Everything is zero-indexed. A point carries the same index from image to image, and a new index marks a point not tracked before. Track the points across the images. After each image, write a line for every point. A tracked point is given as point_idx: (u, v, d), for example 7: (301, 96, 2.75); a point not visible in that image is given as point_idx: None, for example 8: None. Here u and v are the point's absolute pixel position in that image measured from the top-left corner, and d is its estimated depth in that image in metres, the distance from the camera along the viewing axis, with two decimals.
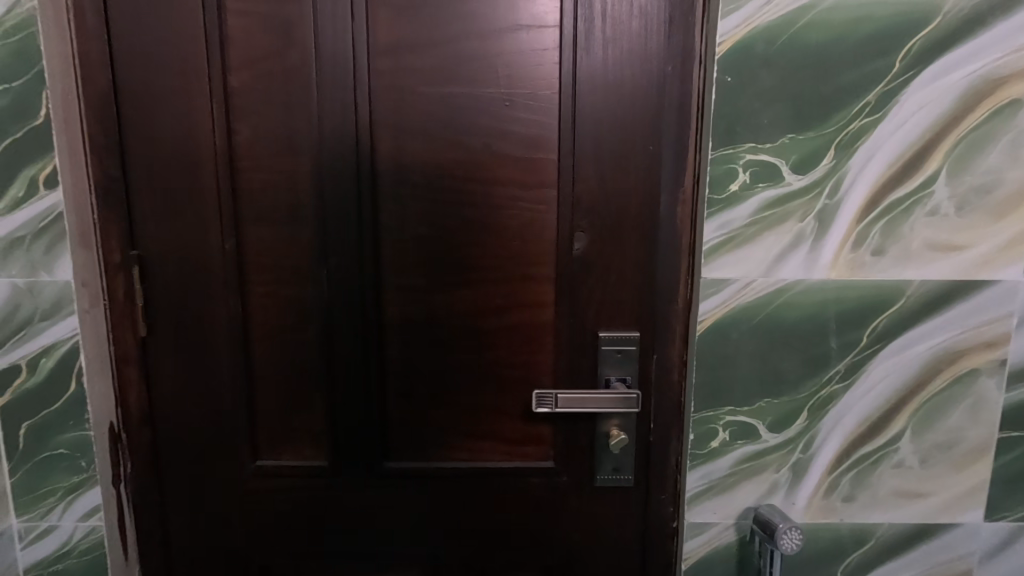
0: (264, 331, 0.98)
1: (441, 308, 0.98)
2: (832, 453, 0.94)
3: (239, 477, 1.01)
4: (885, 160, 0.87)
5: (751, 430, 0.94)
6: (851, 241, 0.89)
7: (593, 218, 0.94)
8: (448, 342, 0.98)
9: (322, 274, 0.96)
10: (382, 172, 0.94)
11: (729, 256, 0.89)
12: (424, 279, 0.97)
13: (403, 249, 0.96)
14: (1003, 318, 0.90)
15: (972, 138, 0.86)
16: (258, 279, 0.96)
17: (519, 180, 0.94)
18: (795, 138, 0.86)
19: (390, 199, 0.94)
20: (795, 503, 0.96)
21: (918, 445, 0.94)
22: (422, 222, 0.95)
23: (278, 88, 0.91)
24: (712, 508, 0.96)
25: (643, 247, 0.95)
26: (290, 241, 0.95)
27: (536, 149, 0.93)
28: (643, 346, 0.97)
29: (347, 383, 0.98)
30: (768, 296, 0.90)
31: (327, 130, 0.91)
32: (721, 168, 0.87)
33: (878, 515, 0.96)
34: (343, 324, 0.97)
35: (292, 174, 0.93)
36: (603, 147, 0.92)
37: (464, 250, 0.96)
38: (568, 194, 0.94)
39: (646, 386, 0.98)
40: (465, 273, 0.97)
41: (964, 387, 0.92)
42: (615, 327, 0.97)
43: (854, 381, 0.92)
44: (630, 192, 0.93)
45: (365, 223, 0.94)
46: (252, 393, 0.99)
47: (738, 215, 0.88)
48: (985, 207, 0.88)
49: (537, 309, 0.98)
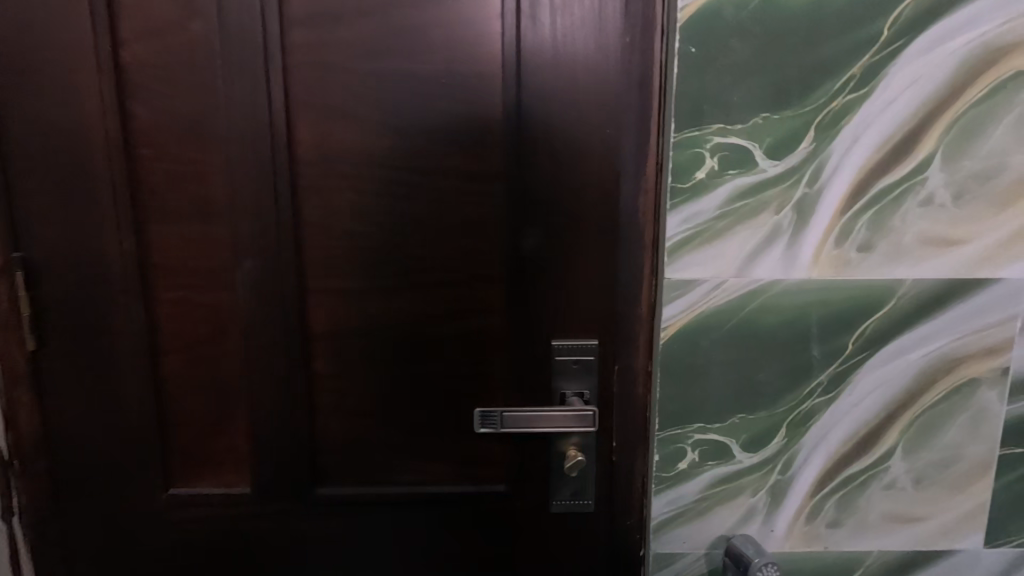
0: (173, 343, 0.86)
1: (376, 315, 0.86)
2: (814, 475, 0.84)
3: (149, 508, 0.90)
4: (872, 143, 0.76)
5: (723, 450, 0.84)
6: (834, 236, 0.78)
7: (544, 212, 0.83)
8: (384, 353, 0.87)
9: (237, 278, 0.84)
10: (303, 161, 0.82)
11: (695, 255, 0.78)
12: (355, 283, 0.85)
13: (330, 249, 0.84)
14: (1005, 322, 0.80)
15: (970, 118, 0.75)
16: (164, 284, 0.85)
17: (460, 169, 0.83)
18: (769, 118, 0.75)
19: (313, 193, 0.83)
20: (773, 531, 0.86)
21: (911, 464, 0.84)
22: (351, 218, 0.84)
23: (178, 64, 0.79)
24: (681, 536, 0.86)
25: (603, 245, 0.83)
26: (199, 241, 0.84)
27: (478, 134, 0.82)
28: (602, 357, 0.86)
29: (270, 401, 0.87)
30: (740, 299, 0.80)
31: (236, 113, 0.80)
32: (686, 154, 0.76)
33: (867, 542, 0.86)
34: (262, 335, 0.85)
35: (200, 164, 0.82)
36: (554, 131, 0.81)
37: (399, 250, 0.84)
38: (515, 185, 0.82)
39: (607, 401, 0.87)
40: (400, 276, 0.85)
41: (962, 400, 0.82)
42: (572, 335, 0.86)
43: (839, 394, 0.82)
44: (586, 182, 0.82)
45: (285, 220, 0.83)
46: (163, 413, 0.88)
47: (706, 207, 0.77)
48: (985, 196, 0.77)
49: (485, 316, 0.86)
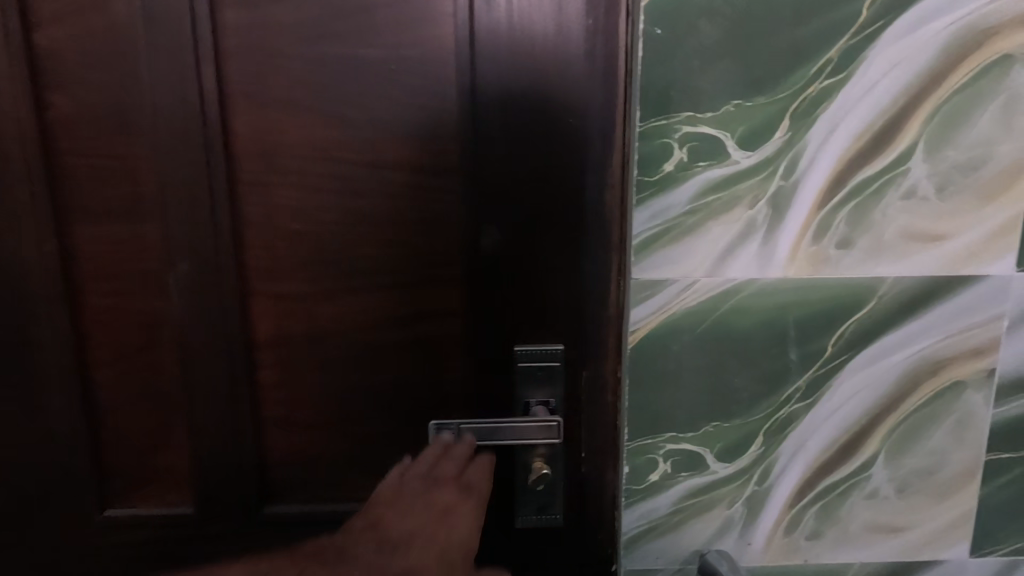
0: (104, 353, 0.80)
1: (325, 320, 0.80)
2: (792, 485, 0.79)
3: (85, 529, 0.84)
4: (851, 132, 0.71)
5: (697, 460, 0.79)
6: (812, 232, 0.73)
7: (503, 208, 0.75)
8: (335, 362, 0.81)
9: (172, 283, 0.77)
10: (240, 154, 0.75)
11: (664, 253, 0.74)
12: (301, 286, 0.79)
13: (273, 250, 0.78)
14: (991, 321, 0.75)
15: (955, 105, 0.71)
16: (91, 290, 0.78)
17: (412, 163, 0.76)
18: (742, 105, 0.70)
19: (254, 189, 0.76)
20: (751, 544, 0.81)
21: (894, 471, 0.79)
22: (295, 216, 0.77)
23: (99, 49, 0.72)
24: (654, 551, 0.81)
25: (568, 245, 0.76)
26: (129, 242, 0.77)
27: (431, 124, 0.75)
28: (568, 365, 0.79)
29: (211, 414, 0.81)
30: (712, 300, 0.75)
31: (165, 103, 0.73)
32: (652, 145, 0.71)
33: (849, 554, 0.81)
34: (201, 344, 0.79)
35: (127, 159, 0.75)
36: (512, 119, 0.73)
37: (349, 250, 0.78)
38: (471, 179, 0.75)
39: (575, 411, 0.81)
40: (350, 279, 0.78)
41: (947, 404, 0.78)
42: (535, 339, 0.79)
43: (817, 399, 0.77)
44: (548, 176, 0.74)
45: (222, 219, 0.76)
46: (96, 431, 0.81)
47: (674, 202, 0.72)
48: (971, 188, 0.72)
49: (442, 320, 0.80)
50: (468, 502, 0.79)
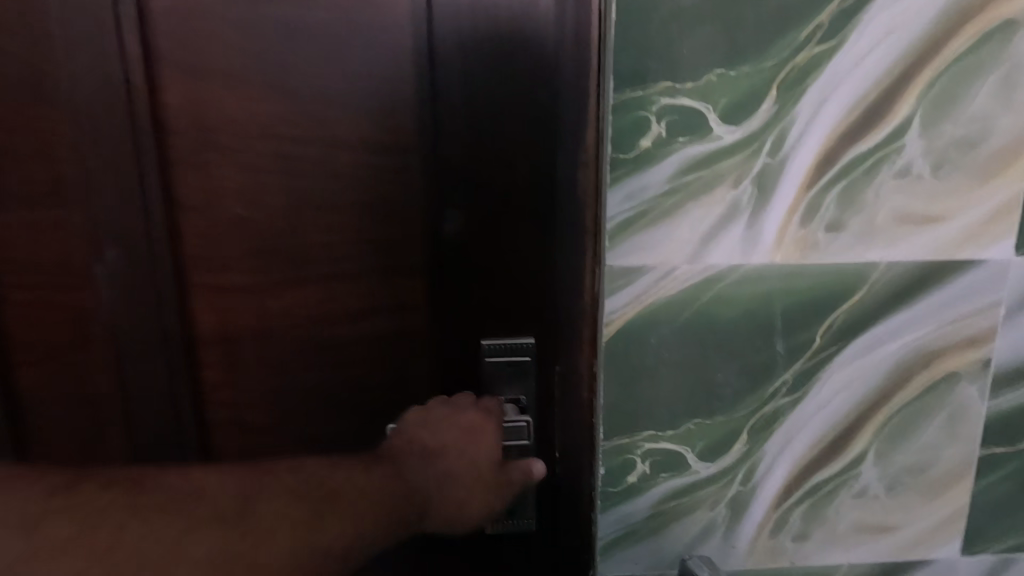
0: (27, 352, 0.72)
1: (271, 313, 0.72)
2: (778, 485, 0.75)
3: None
4: (843, 104, 0.65)
5: (677, 460, 0.74)
6: (800, 214, 0.68)
7: (465, 189, 0.68)
8: (283, 359, 0.73)
9: (99, 274, 0.70)
10: (171, 129, 0.67)
11: (641, 237, 0.68)
12: (244, 277, 0.71)
13: (211, 237, 0.70)
14: (987, 309, 0.71)
15: (953, 75, 0.65)
16: (10, 282, 0.70)
17: (363, 137, 0.68)
18: (725, 75, 0.64)
19: (186, 167, 0.68)
20: (734, 547, 0.76)
21: (884, 468, 0.75)
22: (234, 199, 0.69)
23: (5, 10, 0.64)
24: (634, 557, 0.76)
25: (538, 232, 0.68)
26: (49, 229, 0.69)
27: (384, 93, 0.67)
28: (540, 362, 0.71)
29: (151, 417, 0.74)
30: (694, 289, 0.69)
31: (84, 72, 0.65)
32: (628, 118, 0.65)
33: (837, 555, 0.77)
34: (136, 341, 0.72)
35: (44, 136, 0.67)
36: (474, 87, 0.65)
37: (295, 237, 0.70)
38: (429, 156, 0.68)
39: (549, 413, 0.72)
40: (299, 267, 0.71)
41: (940, 397, 0.73)
42: (504, 332, 0.71)
43: (804, 394, 0.72)
44: (514, 154, 0.67)
45: (152, 202, 0.68)
46: (25, 437, 0.75)
47: (651, 182, 0.66)
48: (968, 165, 0.67)
49: (401, 313, 0.72)
50: (491, 428, 0.68)
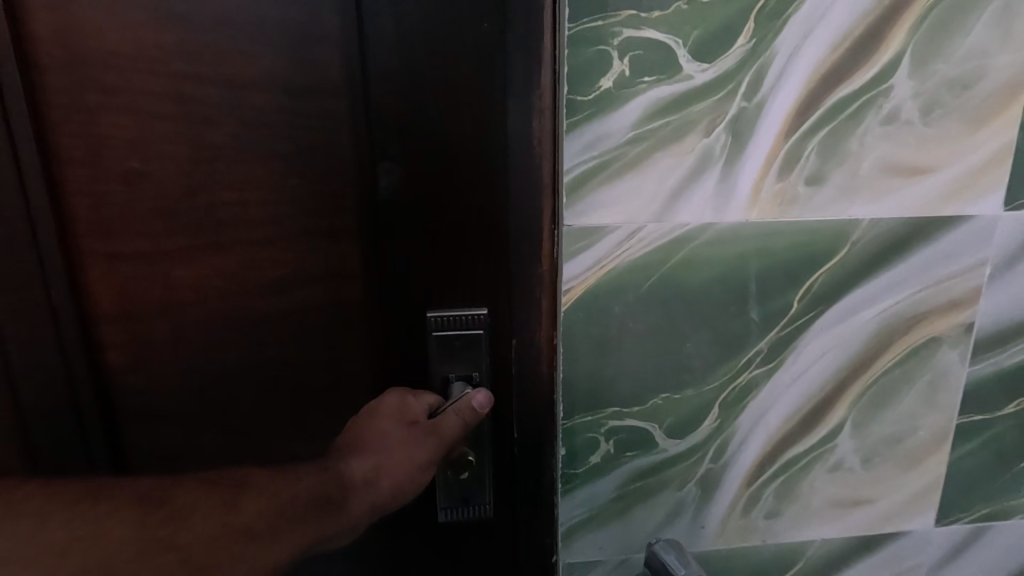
0: None
1: (176, 285, 0.61)
2: (750, 461, 0.70)
3: None
4: (827, 41, 0.58)
5: (643, 438, 0.68)
6: (778, 167, 0.61)
7: (399, 136, 0.57)
8: (198, 338, 0.63)
9: None
10: (36, 60, 0.55)
11: (601, 193, 0.60)
12: (144, 243, 0.60)
13: (102, 195, 0.58)
14: (972, 268, 0.66)
15: (947, 7, 0.59)
16: None
17: (276, 75, 0.57)
18: (696, 3, 0.56)
19: (59, 108, 0.56)
20: (704, 528, 0.72)
21: (861, 440, 0.71)
22: (126, 147, 0.57)
23: None
24: (598, 541, 0.71)
25: (486, 186, 0.58)
26: None
27: (299, 20, 0.56)
28: (494, 338, 0.61)
29: (39, 408, 0.62)
30: (662, 251, 0.62)
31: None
32: (586, 54, 0.57)
33: (810, 530, 0.73)
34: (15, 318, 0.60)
35: None
36: (406, 10, 0.55)
37: (201, 196, 0.59)
38: (355, 98, 0.57)
39: (506, 392, 0.63)
40: (209, 232, 0.60)
41: (920, 363, 0.69)
42: (452, 302, 0.62)
43: (780, 364, 0.67)
44: (455, 92, 0.56)
45: (18, 152, 0.56)
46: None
47: (614, 129, 0.58)
48: (961, 110, 0.61)
49: (331, 285, 0.62)
50: (405, 404, 0.63)
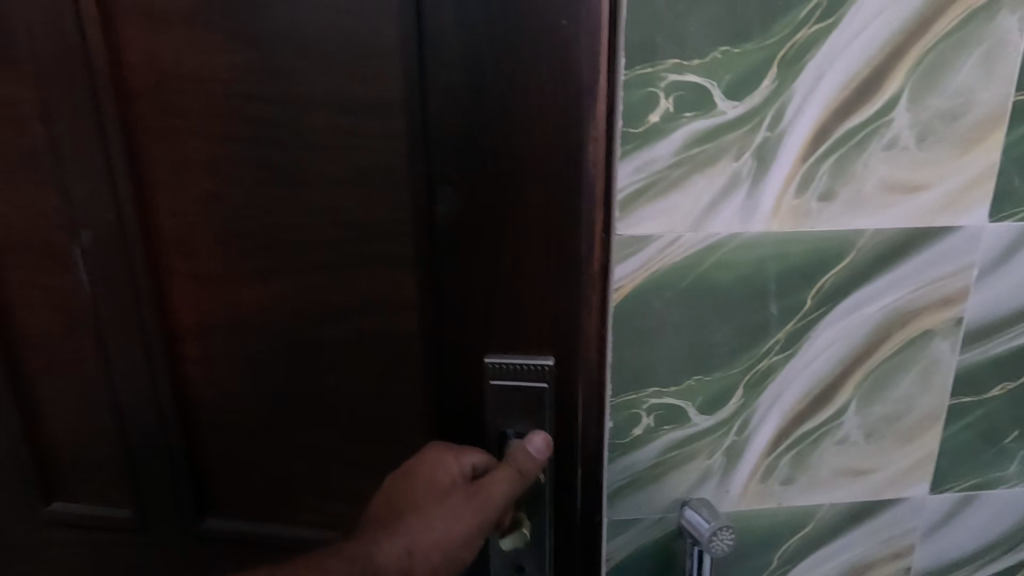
0: (35, 330, 0.81)
1: (271, 304, 0.73)
2: (768, 435, 0.82)
3: (36, 519, 0.91)
4: (836, 81, 0.70)
5: (678, 414, 0.80)
6: (795, 184, 0.73)
7: (464, 173, 0.59)
8: (254, 349, 0.76)
9: (78, 253, 0.76)
10: (143, 117, 0.69)
11: (649, 207, 0.72)
12: (224, 265, 0.73)
13: (185, 226, 0.73)
14: (961, 271, 0.77)
15: (940, 52, 0.70)
16: (15, 269, 0.78)
17: (360, 107, 0.63)
18: (728, 53, 0.68)
19: (153, 160, 0.71)
20: (728, 492, 0.84)
21: (864, 418, 0.82)
22: (204, 186, 0.70)
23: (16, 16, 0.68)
24: (635, 503, 0.83)
25: (545, 214, 0.59)
26: (41, 213, 0.75)
27: (378, 51, 0.61)
28: (558, 382, 0.64)
29: (136, 396, 0.81)
30: (697, 256, 0.74)
31: (92, 46, 0.67)
32: (637, 94, 0.69)
33: (819, 496, 0.85)
34: (115, 324, 0.78)
35: (43, 136, 0.72)
36: (476, 36, 0.55)
37: (296, 219, 0.69)
38: (422, 128, 0.60)
39: (565, 419, 0.66)
40: (292, 254, 0.70)
41: (916, 352, 0.80)
42: (512, 352, 0.64)
43: (796, 351, 0.79)
44: (517, 135, 0.57)
45: (124, 192, 0.72)
46: (56, 501, 0.90)
47: (660, 154, 0.70)
48: (951, 138, 0.73)
49: (397, 306, 0.69)
50: (444, 465, 0.65)
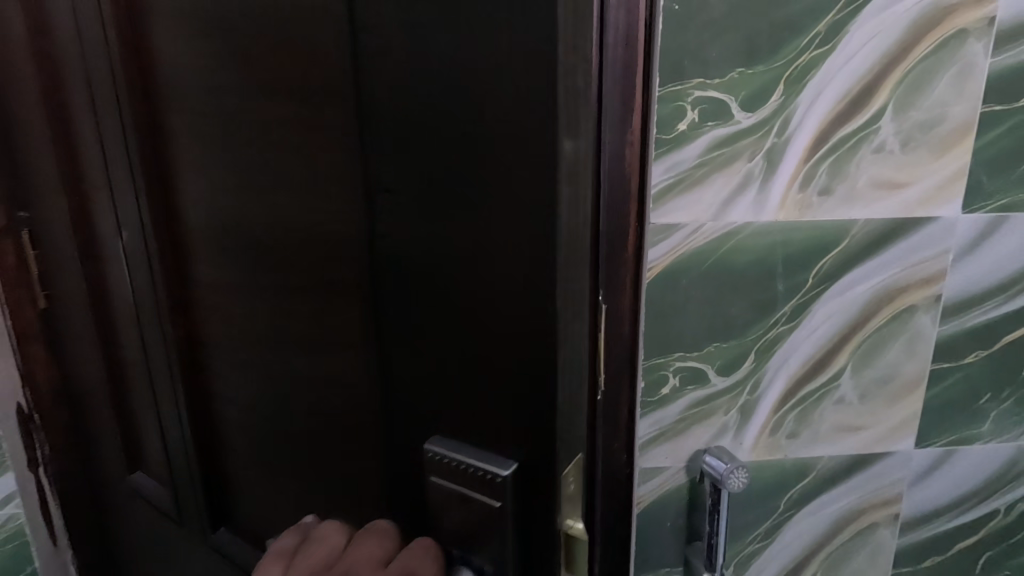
0: (129, 316, 0.77)
1: (246, 326, 0.66)
2: (777, 394, 0.96)
3: (125, 491, 0.89)
4: (832, 97, 0.84)
5: (700, 375, 0.94)
6: (799, 180, 0.87)
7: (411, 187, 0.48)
8: (240, 371, 0.68)
9: (153, 242, 0.70)
10: (206, 95, 0.59)
11: (678, 200, 0.87)
12: (216, 274, 0.66)
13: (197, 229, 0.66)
14: (939, 256, 0.92)
15: (917, 74, 0.84)
16: (115, 259, 0.75)
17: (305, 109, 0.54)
18: (743, 74, 0.83)
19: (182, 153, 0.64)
20: (742, 444, 0.99)
21: (857, 381, 0.97)
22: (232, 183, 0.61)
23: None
24: (662, 453, 0.98)
25: (533, 246, 0.45)
26: (127, 197, 0.70)
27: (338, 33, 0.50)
28: (516, 480, 0.50)
29: (170, 396, 0.77)
30: (718, 240, 0.89)
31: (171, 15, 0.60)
32: (669, 107, 0.83)
33: (820, 449, 1.00)
34: (150, 321, 0.74)
35: (134, 111, 0.66)
36: (459, 12, 0.43)
37: (255, 233, 0.61)
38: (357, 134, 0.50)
39: (545, 524, 0.52)
40: (267, 276, 0.61)
41: (903, 324, 0.94)
42: (476, 441, 0.52)
43: (800, 322, 0.93)
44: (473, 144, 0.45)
45: (194, 177, 0.64)
46: (133, 476, 0.88)
47: (687, 156, 0.85)
48: (929, 142, 0.87)
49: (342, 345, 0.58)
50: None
